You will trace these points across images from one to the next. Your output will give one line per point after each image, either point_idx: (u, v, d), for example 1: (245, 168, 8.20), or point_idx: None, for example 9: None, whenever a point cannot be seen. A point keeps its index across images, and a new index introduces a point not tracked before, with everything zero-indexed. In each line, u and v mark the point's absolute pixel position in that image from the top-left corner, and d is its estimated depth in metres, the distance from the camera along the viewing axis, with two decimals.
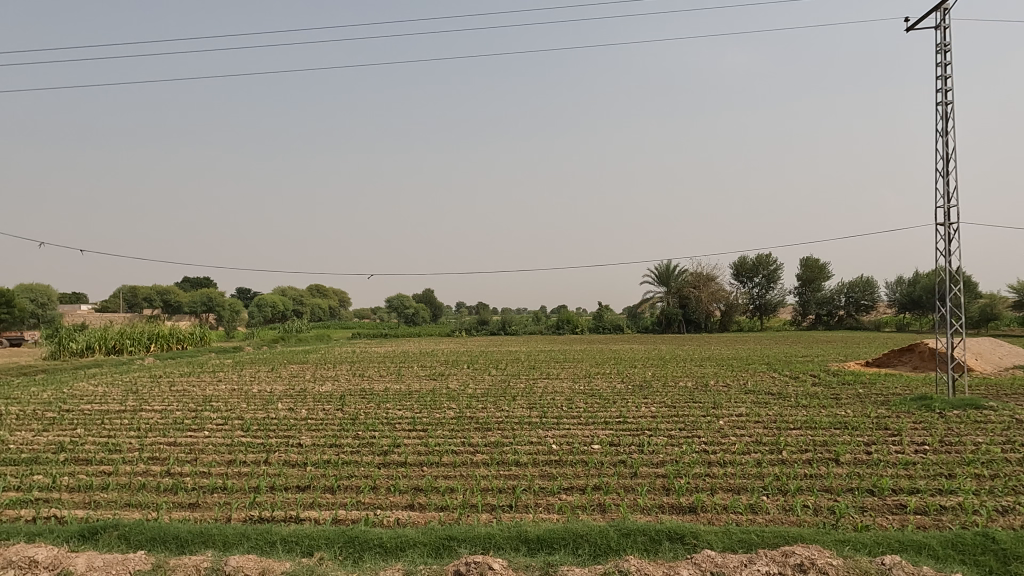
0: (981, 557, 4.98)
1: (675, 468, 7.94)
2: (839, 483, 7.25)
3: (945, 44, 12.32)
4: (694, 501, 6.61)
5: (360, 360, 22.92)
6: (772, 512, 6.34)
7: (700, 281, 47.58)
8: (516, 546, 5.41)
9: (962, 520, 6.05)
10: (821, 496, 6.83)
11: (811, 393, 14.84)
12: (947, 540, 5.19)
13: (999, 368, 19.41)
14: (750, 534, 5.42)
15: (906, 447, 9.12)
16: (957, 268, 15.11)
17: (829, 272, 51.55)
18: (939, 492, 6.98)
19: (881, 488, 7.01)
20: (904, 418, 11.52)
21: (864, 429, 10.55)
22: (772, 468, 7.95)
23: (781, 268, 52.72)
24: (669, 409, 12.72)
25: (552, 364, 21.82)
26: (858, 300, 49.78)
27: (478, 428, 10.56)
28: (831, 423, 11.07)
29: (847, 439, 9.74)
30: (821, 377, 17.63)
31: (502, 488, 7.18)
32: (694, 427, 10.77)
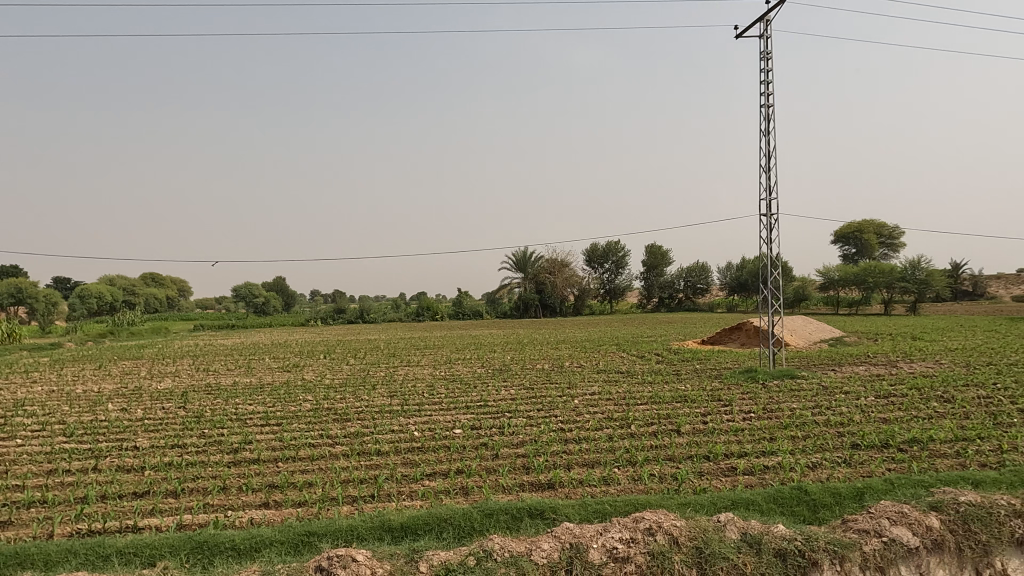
0: (796, 508, 5.65)
1: (534, 447, 8.23)
2: (680, 451, 7.92)
3: (767, 52, 13.66)
4: (552, 477, 6.90)
5: (204, 354, 21.30)
6: (623, 483, 6.77)
7: (555, 267, 49.37)
8: (379, 535, 5.34)
9: (781, 477, 6.86)
10: (666, 464, 7.42)
11: (656, 370, 16.04)
12: (770, 495, 5.83)
13: (809, 341, 22.15)
14: (603, 504, 5.75)
15: (736, 416, 10.15)
16: (777, 254, 16.89)
17: (670, 258, 55.55)
18: (763, 453, 7.86)
19: (715, 454, 7.75)
20: (733, 389, 12.83)
21: (701, 401, 11.60)
22: (622, 442, 8.49)
23: (628, 254, 56.00)
24: (527, 390, 13.15)
25: (412, 351, 21.66)
26: (695, 283, 54.18)
27: (337, 419, 10.27)
28: (673, 397, 12.03)
29: (686, 411, 10.66)
30: (664, 355, 19.08)
31: (363, 478, 7.04)
32: (551, 406, 11.23)
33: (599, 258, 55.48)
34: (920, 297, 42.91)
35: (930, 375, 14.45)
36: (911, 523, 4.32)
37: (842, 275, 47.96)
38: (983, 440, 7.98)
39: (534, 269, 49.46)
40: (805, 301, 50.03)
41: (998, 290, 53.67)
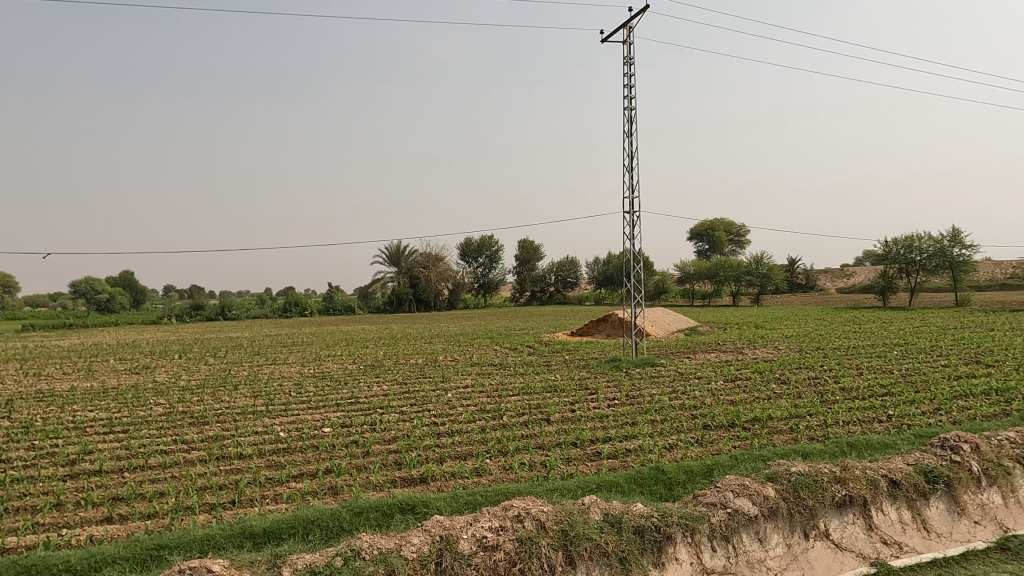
0: (654, 487, 6.02)
1: (406, 443, 8.15)
2: (550, 439, 8.18)
3: (631, 57, 14.37)
4: (424, 472, 6.88)
5: (33, 357, 18.97)
6: (495, 473, 6.89)
7: (429, 261, 49.07)
8: (239, 543, 5.06)
9: (641, 459, 7.29)
10: (536, 453, 7.64)
11: (527, 362, 16.43)
12: (631, 476, 6.17)
13: (668, 331, 23.70)
14: (475, 495, 5.82)
15: (601, 403, 10.65)
16: (639, 250, 17.87)
17: (542, 253, 57.05)
18: (625, 437, 8.31)
19: (582, 440, 8.08)
20: (600, 378, 13.45)
21: (569, 390, 12.06)
22: (494, 433, 8.62)
23: (501, 248, 56.82)
24: (400, 385, 12.99)
25: (278, 349, 20.63)
26: (565, 277, 56.10)
27: (194, 423, 9.57)
28: (543, 387, 12.40)
29: (556, 400, 11.03)
30: (535, 347, 19.58)
31: (223, 484, 6.63)
32: (424, 401, 11.17)
33: (473, 252, 55.80)
34: (762, 290, 47.23)
35: (770, 360, 15.99)
36: (751, 494, 4.75)
37: (697, 269, 51.68)
38: (812, 416, 8.96)
39: (407, 263, 48.85)
40: (665, 293, 53.40)
41: (826, 283, 60.27)
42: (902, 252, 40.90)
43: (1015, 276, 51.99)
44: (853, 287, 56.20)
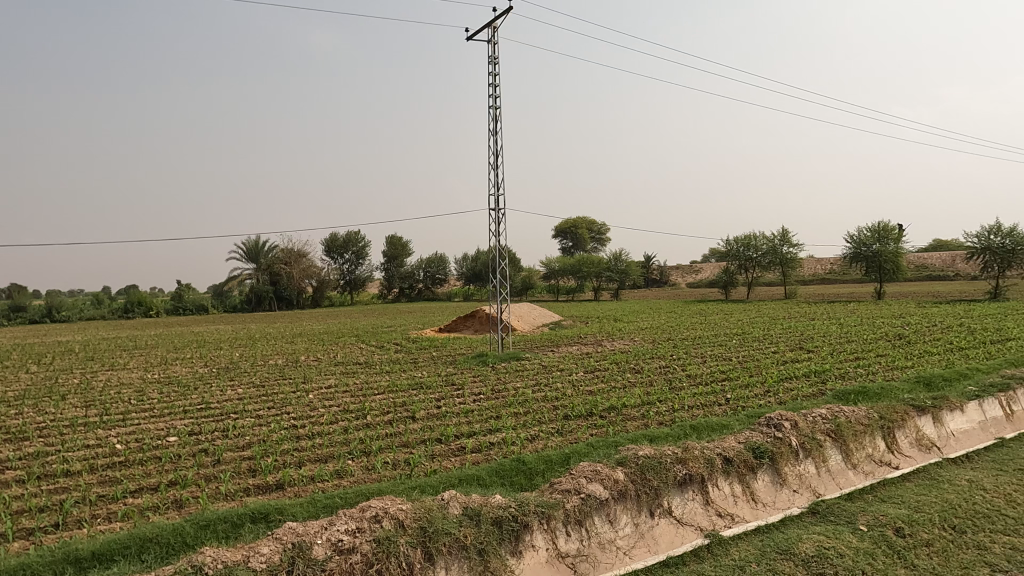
0: (515, 478, 6.15)
1: (262, 448, 7.74)
2: (414, 437, 8.12)
3: (495, 57, 14.57)
4: (280, 477, 6.57)
5: None
6: (356, 474, 6.73)
7: (290, 257, 46.86)
8: (62, 570, 4.56)
9: (504, 451, 7.44)
10: (399, 451, 7.54)
11: (394, 360, 16.20)
12: (494, 469, 6.26)
13: (533, 325, 24.39)
14: (333, 498, 5.64)
15: (467, 398, 10.74)
16: (504, 247, 18.21)
17: (410, 249, 56.43)
18: (489, 431, 8.45)
19: (447, 436, 8.11)
20: (466, 373, 13.56)
21: (436, 386, 12.05)
22: (357, 433, 8.41)
23: (368, 244, 55.50)
24: (257, 388, 12.30)
25: (117, 353, 18.76)
26: (434, 274, 55.93)
27: (10, 439, 8.46)
28: (409, 385, 12.29)
29: (421, 397, 10.98)
30: (402, 345, 19.36)
31: (45, 506, 5.93)
32: (283, 403, 10.66)
33: (338, 248, 54.02)
34: (621, 285, 49.89)
35: (626, 351, 16.96)
36: (602, 479, 5.00)
37: (561, 265, 53.57)
38: (661, 403, 9.61)
39: (267, 259, 46.31)
40: (531, 289, 54.82)
41: (677, 278, 64.79)
42: (741, 250, 44.89)
43: (832, 271, 58.90)
44: (700, 282, 60.93)
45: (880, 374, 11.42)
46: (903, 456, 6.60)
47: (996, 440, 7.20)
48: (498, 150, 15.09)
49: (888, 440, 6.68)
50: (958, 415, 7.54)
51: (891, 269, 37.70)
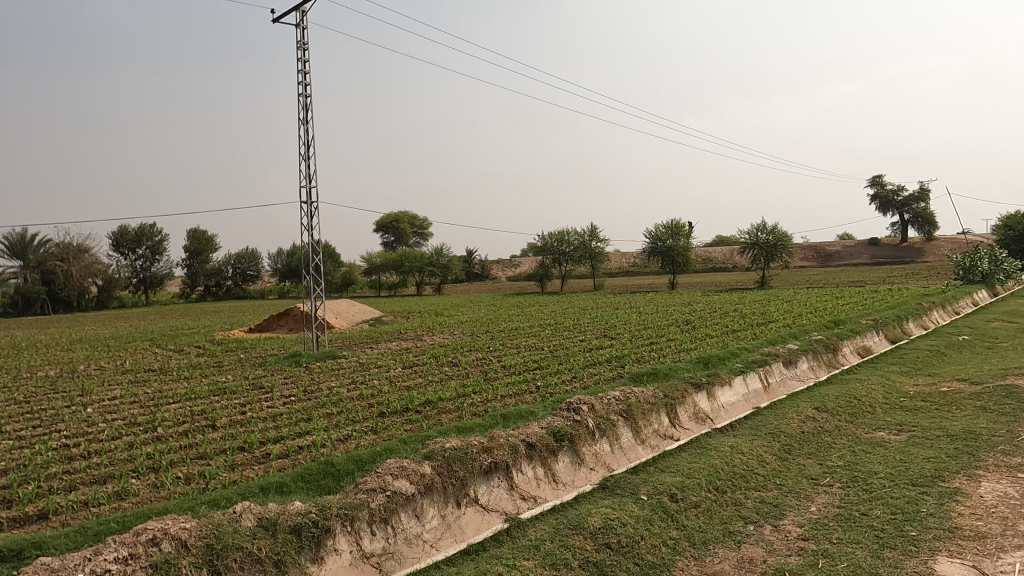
0: (323, 481, 5.88)
1: (20, 475, 6.65)
2: (213, 447, 7.49)
3: (304, 43, 13.88)
4: (43, 506, 5.70)
5: None
6: (141, 493, 6.05)
7: (69, 253, 40.92)
8: None
9: (313, 455, 7.12)
10: (195, 464, 6.91)
11: (195, 364, 14.82)
12: (299, 474, 5.94)
13: (353, 322, 23.72)
14: (108, 523, 5.02)
15: (276, 401, 10.14)
16: (319, 242, 17.45)
17: (216, 243, 52.03)
18: (299, 434, 8.05)
19: (250, 443, 7.58)
20: (277, 375, 12.80)
21: (242, 391, 11.22)
22: (145, 448, 7.56)
23: (166, 238, 50.21)
24: (20, 405, 10.56)
25: None
26: (244, 271, 52.47)
27: None
28: (211, 390, 11.32)
29: (224, 403, 10.17)
30: (205, 347, 17.78)
31: None
32: (52, 420, 9.26)
33: (129, 242, 48.19)
34: (443, 279, 50.28)
35: (445, 344, 17.14)
36: (408, 474, 4.98)
37: (382, 260, 52.62)
38: (476, 394, 9.83)
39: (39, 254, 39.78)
40: (352, 285, 53.19)
41: (497, 272, 66.66)
42: (555, 245, 47.25)
43: (634, 264, 64.28)
44: (518, 276, 63.22)
45: (669, 356, 12.72)
46: (682, 429, 7.40)
47: (755, 409, 8.36)
48: (309, 141, 14.39)
49: (671, 416, 7.45)
50: (727, 389, 8.63)
51: (681, 262, 42.17)
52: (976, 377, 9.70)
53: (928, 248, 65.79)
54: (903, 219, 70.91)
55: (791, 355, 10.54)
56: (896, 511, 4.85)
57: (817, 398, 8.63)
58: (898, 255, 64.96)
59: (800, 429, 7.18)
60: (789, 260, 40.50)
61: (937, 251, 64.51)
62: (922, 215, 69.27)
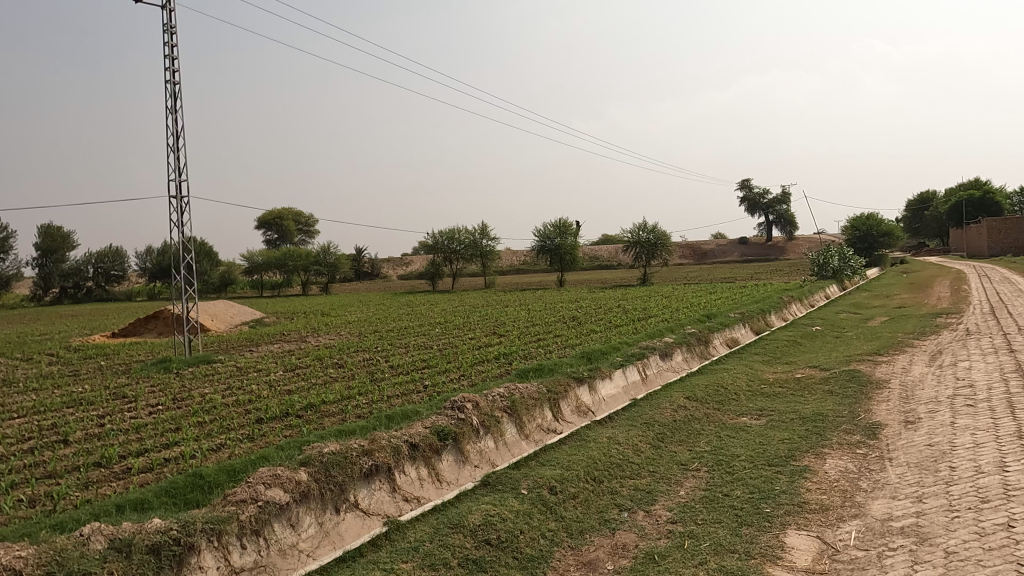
0: (189, 495, 5.47)
1: None
2: (63, 465, 6.79)
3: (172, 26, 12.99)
4: None
5: None
6: None
7: None
8: None
9: (179, 467, 6.63)
10: (40, 485, 6.23)
11: (45, 374, 13.40)
12: (162, 488, 5.50)
13: (231, 324, 22.43)
14: None
15: (140, 411, 9.37)
16: (191, 239, 16.34)
17: (74, 241, 47.45)
18: (165, 446, 7.48)
19: (108, 458, 6.95)
20: (142, 383, 11.83)
21: (101, 401, 10.27)
22: None
23: (13, 235, 45.13)
24: None
25: None
26: (107, 270, 48.30)
27: None
28: (64, 402, 10.27)
29: (79, 416, 9.25)
30: (58, 355, 16.12)
31: None
32: None
33: None
34: (330, 278, 48.70)
35: (331, 345, 16.60)
36: (283, 483, 4.77)
37: (264, 259, 50.15)
38: (361, 395, 9.58)
39: None
40: (231, 285, 50.30)
41: (387, 270, 65.48)
42: (445, 243, 47.01)
43: (524, 263, 65.33)
44: (409, 274, 62.45)
45: (556, 352, 13.03)
46: (565, 423, 7.60)
47: (633, 400, 8.74)
48: (177, 131, 13.44)
49: (554, 410, 7.63)
50: (607, 382, 8.96)
51: (569, 260, 43.40)
52: (825, 365, 10.69)
53: (789, 247, 71.69)
54: (768, 220, 76.82)
55: (666, 348, 11.11)
56: (754, 491, 5.23)
57: (689, 388, 9.16)
58: (764, 253, 70.31)
59: (672, 418, 7.59)
60: (667, 258, 42.71)
61: (797, 250, 70.41)
62: (784, 216, 75.38)
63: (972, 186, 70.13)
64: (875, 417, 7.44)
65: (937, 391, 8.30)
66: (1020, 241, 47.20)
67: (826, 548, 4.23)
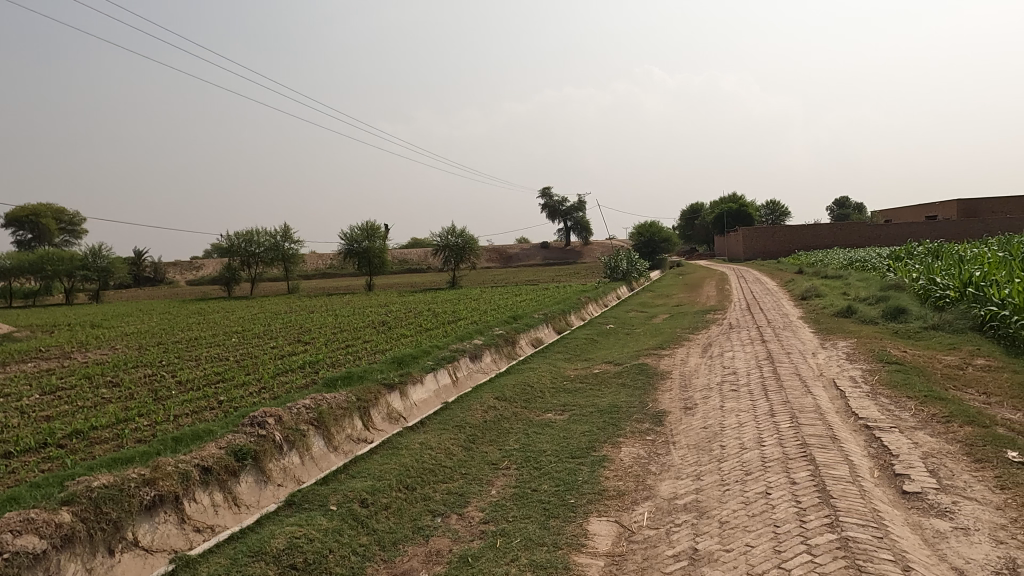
0: None
1: None
2: None
3: None
4: None
5: None
6: None
7: None
8: None
9: None
10: None
11: None
12: None
13: None
14: None
15: None
16: None
17: None
18: None
19: None
20: None
21: None
22: None
23: None
24: None
25: None
26: None
27: None
28: None
29: None
30: None
31: None
32: None
33: None
34: (102, 285, 42.77)
35: (103, 362, 14.54)
36: (38, 528, 4.02)
37: (14, 263, 42.55)
38: (142, 417, 8.49)
39: None
40: None
41: (174, 275, 59.18)
42: (242, 246, 43.48)
43: (331, 266, 62.89)
44: (200, 280, 56.87)
45: (365, 358, 12.68)
46: (376, 431, 7.41)
47: (444, 404, 8.78)
48: None
49: (364, 419, 7.39)
50: (418, 386, 8.90)
51: (377, 263, 42.63)
52: (618, 360, 11.66)
53: (585, 253, 77.31)
54: (567, 225, 82.15)
55: (476, 350, 11.33)
56: (559, 483, 5.51)
57: (497, 388, 9.43)
58: (563, 258, 75.04)
59: (482, 419, 7.76)
60: (475, 261, 43.74)
61: (592, 255, 76.14)
62: (580, 222, 81.10)
63: (731, 199, 81.04)
64: (660, 405, 8.27)
65: (708, 379, 9.45)
66: (768, 248, 55.42)
67: (623, 531, 4.57)
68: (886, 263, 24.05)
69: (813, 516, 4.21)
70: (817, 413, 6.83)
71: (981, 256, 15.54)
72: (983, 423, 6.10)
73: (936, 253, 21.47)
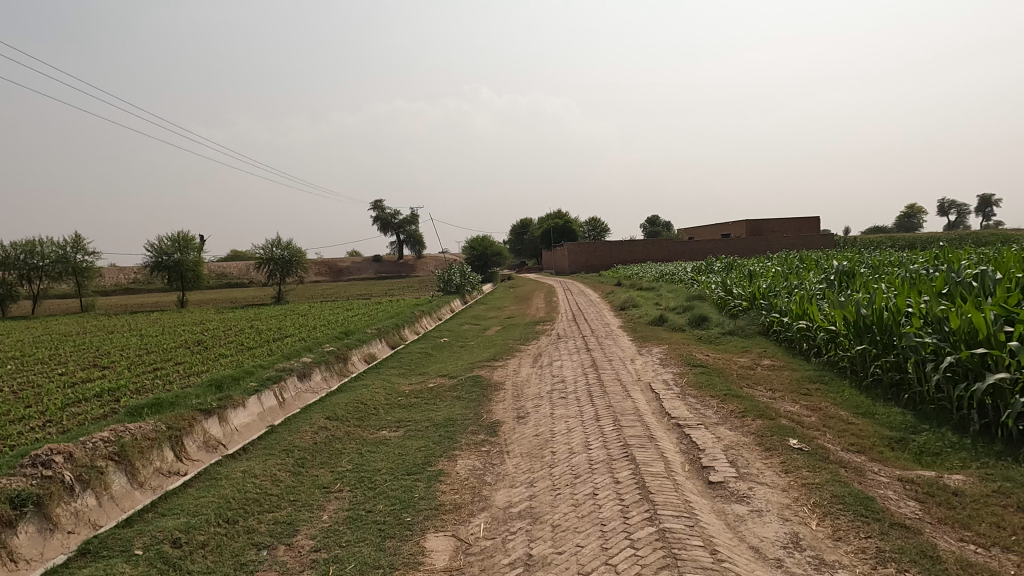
0: None
1: None
2: None
3: None
4: None
5: None
6: None
7: None
8: None
9: None
10: None
11: None
12: None
13: None
14: None
15: None
16: None
17: None
18: None
19: None
20: None
21: None
22: None
23: None
24: None
25: None
26: None
27: None
28: None
29: None
30: None
31: None
32: None
33: None
34: None
35: None
36: None
37: None
38: None
39: None
40: None
41: None
42: (21, 258, 37.53)
43: (135, 281, 56.48)
44: None
45: (177, 382, 11.53)
46: (190, 462, 6.75)
47: (269, 428, 8.24)
48: None
49: (176, 449, 6.70)
50: (240, 410, 8.25)
51: (191, 277, 39.02)
52: (452, 373, 11.72)
53: (418, 266, 77.10)
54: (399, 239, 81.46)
55: (304, 368, 10.78)
56: (394, 502, 5.40)
57: (328, 407, 9.05)
58: (396, 271, 74.14)
59: (312, 441, 7.40)
60: (303, 275, 41.75)
61: (425, 269, 76.14)
62: (413, 236, 80.77)
63: (556, 216, 85.45)
64: (494, 415, 8.45)
65: (540, 388, 9.83)
66: (590, 262, 58.98)
67: (460, 545, 4.58)
68: (690, 277, 26.81)
69: (635, 512, 4.52)
70: (636, 415, 7.38)
71: (765, 270, 17.84)
72: (770, 416, 6.98)
73: (730, 267, 24.35)
